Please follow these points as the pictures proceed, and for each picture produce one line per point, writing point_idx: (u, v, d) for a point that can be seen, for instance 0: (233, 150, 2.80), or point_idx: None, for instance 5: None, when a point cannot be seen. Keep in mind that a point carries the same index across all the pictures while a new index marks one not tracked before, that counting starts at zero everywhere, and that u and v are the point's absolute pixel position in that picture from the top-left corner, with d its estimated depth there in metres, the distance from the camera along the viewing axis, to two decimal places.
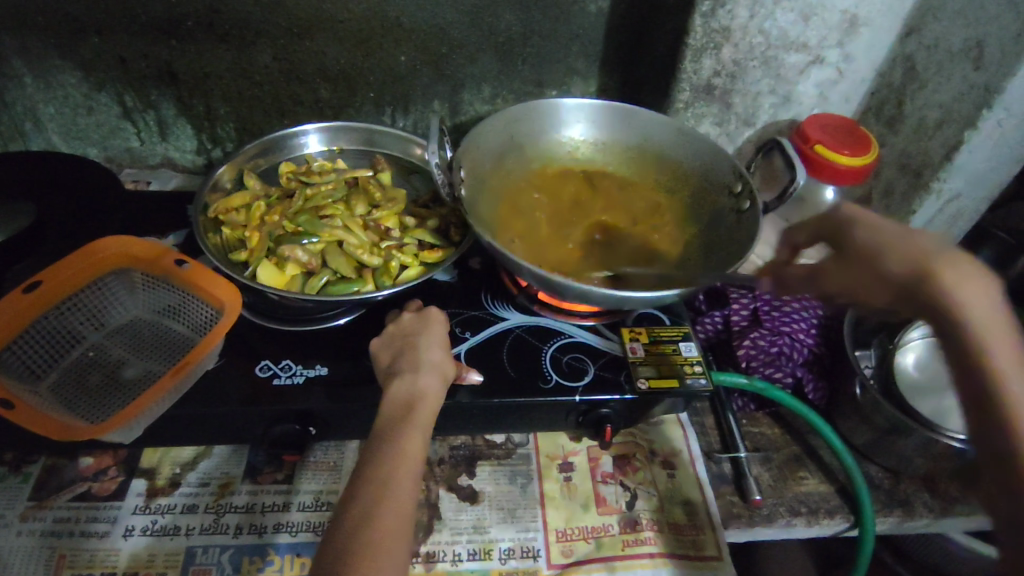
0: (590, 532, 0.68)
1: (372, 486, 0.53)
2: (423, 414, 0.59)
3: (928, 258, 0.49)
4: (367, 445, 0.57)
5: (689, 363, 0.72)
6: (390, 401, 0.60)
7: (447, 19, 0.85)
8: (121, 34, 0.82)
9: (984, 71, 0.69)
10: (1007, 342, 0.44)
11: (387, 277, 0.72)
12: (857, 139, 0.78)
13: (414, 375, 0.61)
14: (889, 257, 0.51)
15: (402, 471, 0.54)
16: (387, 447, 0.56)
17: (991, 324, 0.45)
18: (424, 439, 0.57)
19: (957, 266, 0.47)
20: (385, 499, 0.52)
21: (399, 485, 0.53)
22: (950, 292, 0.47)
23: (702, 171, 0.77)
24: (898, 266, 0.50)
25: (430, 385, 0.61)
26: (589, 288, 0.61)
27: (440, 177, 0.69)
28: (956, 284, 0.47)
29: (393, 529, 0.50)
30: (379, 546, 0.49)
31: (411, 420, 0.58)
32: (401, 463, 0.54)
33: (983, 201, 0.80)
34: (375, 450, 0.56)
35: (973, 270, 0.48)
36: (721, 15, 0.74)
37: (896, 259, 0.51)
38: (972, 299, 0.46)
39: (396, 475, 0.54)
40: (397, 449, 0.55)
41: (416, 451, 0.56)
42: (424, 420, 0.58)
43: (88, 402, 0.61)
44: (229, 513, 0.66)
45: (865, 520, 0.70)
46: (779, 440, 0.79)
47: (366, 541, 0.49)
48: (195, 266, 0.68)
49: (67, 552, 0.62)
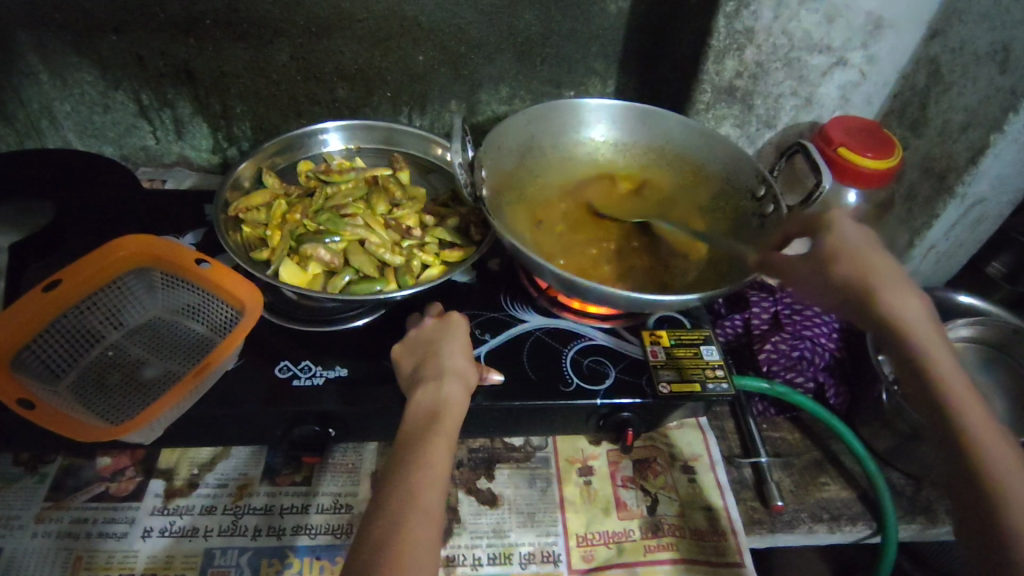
0: (611, 538, 0.67)
1: (397, 494, 0.52)
2: (448, 420, 0.58)
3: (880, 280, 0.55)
4: (393, 452, 0.57)
5: (711, 367, 0.71)
6: (414, 410, 0.59)
7: (466, 18, 0.84)
8: (140, 31, 0.82)
9: (1011, 74, 0.68)
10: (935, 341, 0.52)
11: (408, 276, 0.71)
12: (881, 142, 0.77)
13: (438, 382, 0.61)
14: (840, 269, 0.56)
15: (429, 478, 0.54)
16: (412, 455, 0.55)
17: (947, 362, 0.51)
18: (450, 445, 0.57)
19: (902, 294, 0.54)
20: (410, 508, 0.51)
21: (425, 493, 0.53)
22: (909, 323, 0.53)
23: (724, 174, 0.76)
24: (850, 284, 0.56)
25: (455, 392, 0.61)
26: (610, 290, 0.61)
27: (464, 178, 0.67)
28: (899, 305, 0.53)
29: (420, 539, 0.50)
30: (405, 553, 0.49)
31: (436, 428, 0.57)
32: (427, 471, 0.54)
33: (1007, 205, 0.79)
34: (398, 456, 0.56)
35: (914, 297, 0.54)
36: (746, 16, 0.73)
37: (847, 268, 0.56)
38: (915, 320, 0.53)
39: (422, 484, 0.53)
40: (422, 457, 0.55)
41: (442, 459, 0.56)
42: (450, 427, 0.58)
43: (108, 403, 0.61)
44: (247, 515, 0.65)
45: (888, 527, 0.69)
46: (799, 445, 0.78)
47: (396, 550, 0.49)
48: (214, 265, 0.67)
49: (85, 553, 0.61)
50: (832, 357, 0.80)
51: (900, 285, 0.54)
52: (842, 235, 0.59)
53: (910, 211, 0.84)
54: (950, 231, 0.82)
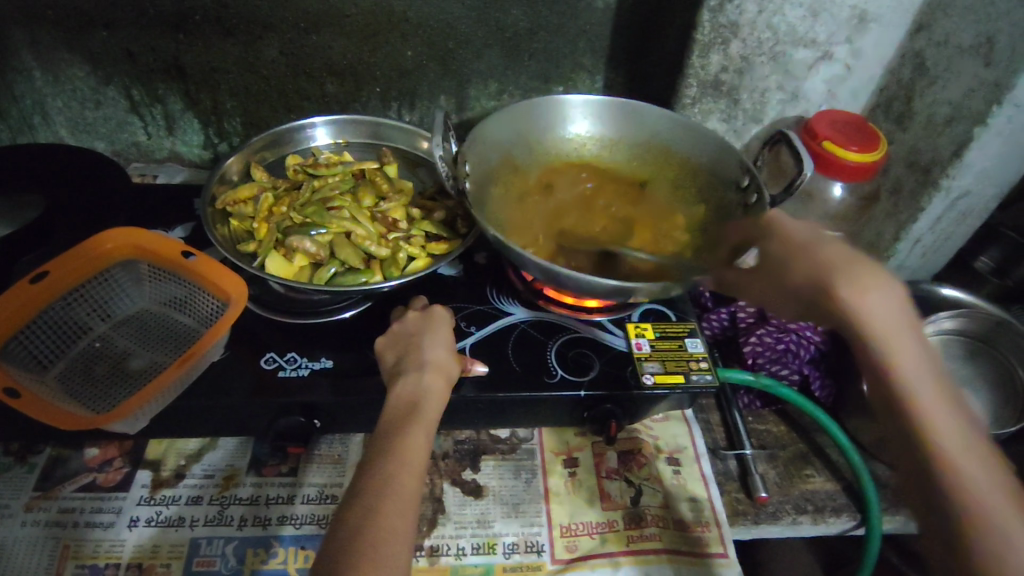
0: (595, 528, 0.67)
1: (372, 487, 0.53)
2: (428, 410, 0.59)
3: (833, 268, 0.56)
4: (373, 442, 0.57)
5: (695, 359, 0.72)
6: (395, 400, 0.60)
7: (453, 14, 0.85)
8: (129, 27, 0.83)
9: (995, 67, 0.68)
10: (902, 338, 0.51)
11: (394, 268, 0.71)
12: (866, 136, 0.77)
13: (419, 374, 0.62)
14: (814, 264, 0.58)
15: (406, 468, 0.54)
16: (392, 444, 0.56)
17: (909, 358, 0.51)
18: (429, 434, 0.58)
19: (861, 286, 0.54)
20: (385, 499, 0.52)
21: (401, 484, 0.53)
22: (864, 307, 0.53)
23: (710, 168, 0.77)
24: (811, 279, 0.57)
25: (436, 383, 0.61)
26: (593, 280, 0.61)
27: (445, 171, 0.67)
28: (861, 297, 0.53)
29: (396, 529, 0.51)
30: (381, 546, 0.49)
31: (416, 417, 0.58)
32: (404, 463, 0.54)
33: (992, 199, 0.79)
34: (378, 445, 0.57)
35: (877, 288, 0.54)
36: (730, 10, 0.73)
37: (806, 267, 0.58)
38: (879, 314, 0.53)
39: (399, 473, 0.54)
40: (399, 447, 0.56)
41: (421, 448, 0.56)
42: (430, 416, 0.59)
43: (94, 393, 0.62)
44: (233, 505, 0.66)
45: (872, 518, 0.70)
46: (784, 438, 0.78)
47: (370, 540, 0.49)
48: (201, 258, 0.68)
49: (72, 542, 0.62)
50: (817, 350, 0.80)
51: (872, 280, 0.54)
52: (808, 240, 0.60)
53: (895, 205, 0.83)
54: (935, 225, 0.82)
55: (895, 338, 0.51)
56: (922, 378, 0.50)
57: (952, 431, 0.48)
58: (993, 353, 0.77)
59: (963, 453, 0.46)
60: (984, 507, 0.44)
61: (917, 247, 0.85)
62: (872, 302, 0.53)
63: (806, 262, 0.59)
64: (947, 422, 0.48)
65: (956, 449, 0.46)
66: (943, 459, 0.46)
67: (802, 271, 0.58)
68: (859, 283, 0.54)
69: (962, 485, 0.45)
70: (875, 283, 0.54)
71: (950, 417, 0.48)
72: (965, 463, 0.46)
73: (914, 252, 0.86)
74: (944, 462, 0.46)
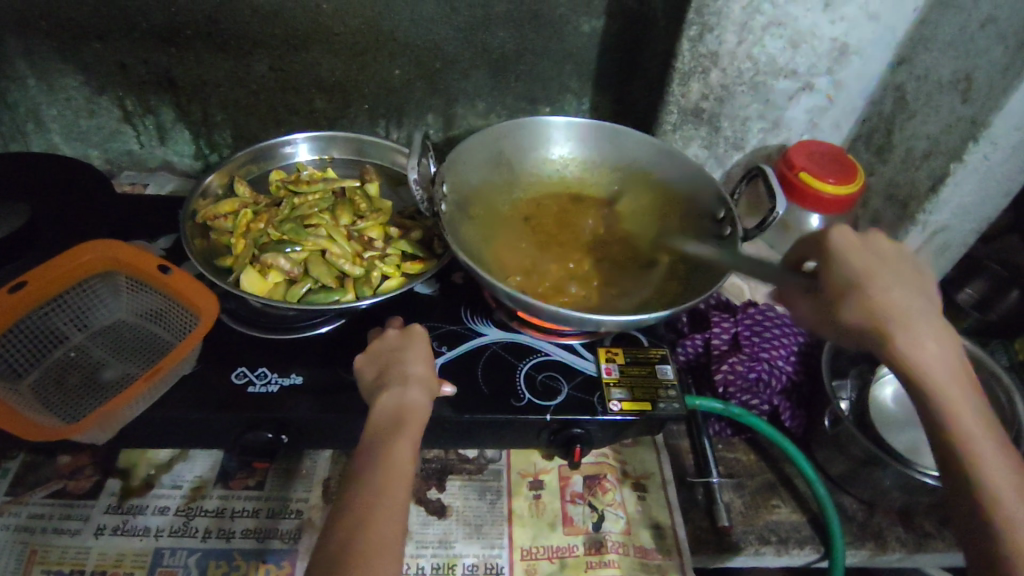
0: (555, 552, 0.68)
1: (362, 498, 0.54)
2: (413, 426, 0.60)
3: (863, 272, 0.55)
4: (358, 457, 0.58)
5: (664, 387, 0.72)
6: (378, 415, 0.61)
7: (440, 34, 0.86)
8: (122, 39, 0.84)
9: (972, 104, 0.68)
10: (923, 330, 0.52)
11: (367, 287, 0.72)
12: (844, 167, 0.78)
13: (403, 388, 0.62)
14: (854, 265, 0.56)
15: (393, 481, 0.56)
16: (379, 460, 0.57)
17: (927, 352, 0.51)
18: (413, 448, 0.59)
19: (913, 328, 0.52)
20: (375, 508, 0.54)
21: (390, 494, 0.55)
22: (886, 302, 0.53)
23: (688, 197, 0.77)
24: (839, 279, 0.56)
25: (419, 397, 0.62)
26: (564, 311, 0.62)
27: (420, 194, 0.68)
28: (883, 295, 0.53)
29: (387, 544, 0.52)
30: (375, 552, 0.51)
31: (402, 432, 0.59)
32: (391, 476, 0.56)
33: (971, 234, 0.78)
34: (362, 462, 0.58)
35: (929, 330, 0.52)
36: (709, 40, 0.74)
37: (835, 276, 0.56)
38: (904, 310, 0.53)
39: (390, 487, 0.55)
40: (384, 461, 0.57)
41: (408, 462, 0.58)
42: (416, 431, 0.60)
43: (67, 403, 0.63)
44: (199, 516, 0.67)
45: (835, 553, 0.69)
46: (753, 466, 0.78)
47: (363, 554, 0.51)
48: (177, 274, 0.69)
49: (39, 548, 0.63)
50: (789, 380, 0.80)
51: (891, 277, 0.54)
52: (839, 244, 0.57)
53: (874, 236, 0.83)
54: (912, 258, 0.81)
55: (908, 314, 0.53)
56: (966, 408, 0.49)
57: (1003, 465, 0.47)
58: None
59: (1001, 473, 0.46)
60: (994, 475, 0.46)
61: None
62: (913, 338, 0.52)
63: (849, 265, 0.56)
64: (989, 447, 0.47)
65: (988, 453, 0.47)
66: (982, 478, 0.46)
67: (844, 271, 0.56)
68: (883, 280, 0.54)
69: (991, 484, 0.46)
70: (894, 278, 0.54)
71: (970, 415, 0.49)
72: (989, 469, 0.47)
73: None
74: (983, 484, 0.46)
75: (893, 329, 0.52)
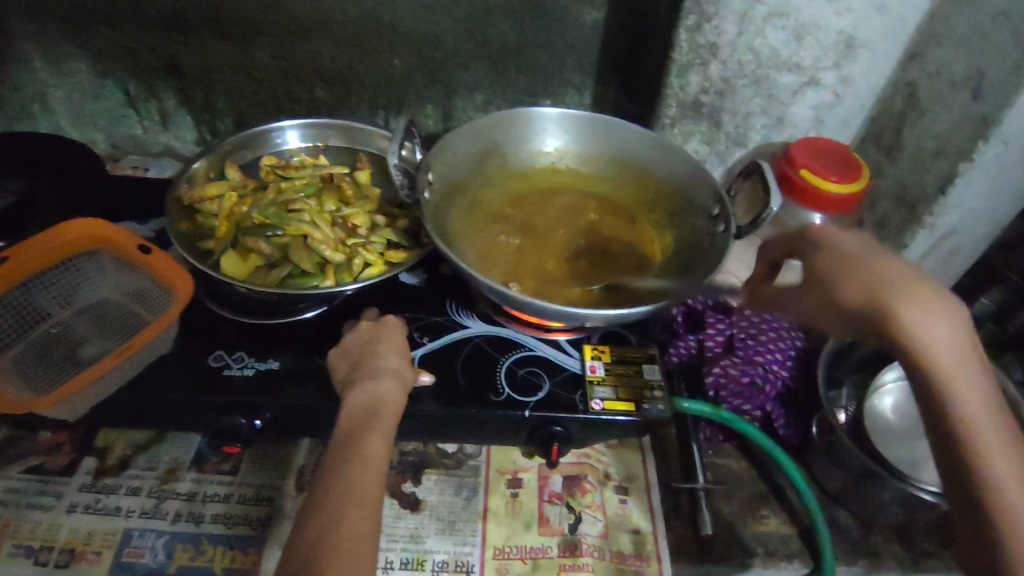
0: (529, 553, 0.66)
1: (336, 492, 0.53)
2: (384, 420, 0.59)
3: (887, 285, 0.51)
4: (328, 453, 0.57)
5: (649, 387, 0.69)
6: (351, 408, 0.60)
7: (440, 25, 0.85)
8: (125, 24, 0.85)
9: (984, 101, 0.64)
10: (956, 349, 0.48)
11: (347, 274, 0.71)
12: (847, 166, 0.75)
13: (373, 381, 0.61)
14: (867, 275, 0.53)
15: (366, 473, 0.55)
16: (348, 454, 0.56)
17: (953, 365, 0.47)
18: (386, 444, 0.58)
19: (920, 300, 0.49)
20: (350, 503, 0.53)
21: (363, 489, 0.54)
22: (911, 321, 0.49)
23: (682, 192, 0.74)
24: (855, 290, 0.52)
25: (390, 391, 0.61)
26: (545, 304, 0.59)
27: (400, 180, 0.66)
28: (921, 316, 0.49)
29: (358, 539, 0.51)
30: (347, 551, 0.50)
31: (372, 426, 0.58)
32: (363, 472, 0.55)
33: (983, 239, 0.77)
34: (333, 456, 0.57)
35: (937, 300, 0.49)
36: (708, 31, 0.71)
37: (855, 284, 0.53)
38: (937, 330, 0.48)
39: (360, 480, 0.54)
40: (357, 455, 0.56)
41: (380, 458, 0.57)
42: (386, 426, 0.59)
43: (43, 376, 0.63)
44: (170, 499, 0.66)
45: (825, 568, 0.66)
46: (744, 474, 0.75)
47: (332, 547, 0.49)
48: (155, 254, 0.70)
49: (11, 522, 0.64)
50: (784, 387, 0.77)
51: (926, 296, 0.49)
52: (855, 247, 0.56)
53: (880, 240, 0.80)
54: (920, 263, 0.78)
55: (934, 334, 0.48)
56: (992, 432, 0.45)
57: (999, 435, 0.45)
58: None
59: (997, 447, 0.45)
60: (1017, 511, 0.43)
61: None
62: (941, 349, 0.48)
63: (858, 276, 0.53)
64: (984, 416, 0.46)
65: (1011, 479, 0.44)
66: (979, 453, 0.45)
67: (853, 283, 0.53)
68: (918, 302, 0.49)
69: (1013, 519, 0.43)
70: (926, 295, 0.50)
71: (999, 440, 0.45)
72: (1015, 500, 0.43)
73: None
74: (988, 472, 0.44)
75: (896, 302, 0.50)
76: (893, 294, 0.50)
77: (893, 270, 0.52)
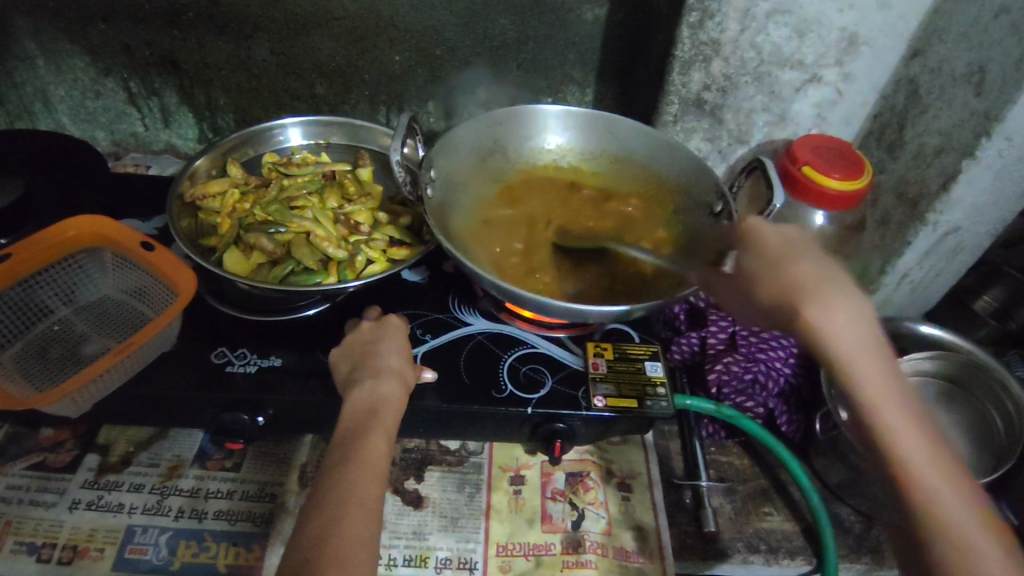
0: (532, 550, 0.66)
1: (337, 489, 0.53)
2: (386, 417, 0.59)
3: (798, 290, 0.47)
4: (330, 449, 0.57)
5: (652, 384, 0.69)
6: (353, 405, 0.60)
7: (440, 20, 0.85)
8: (125, 21, 0.85)
9: (986, 97, 0.64)
10: (869, 361, 0.43)
11: (349, 271, 0.72)
12: (851, 162, 0.74)
13: (376, 379, 0.61)
14: (793, 273, 0.49)
15: (369, 469, 0.55)
16: (351, 450, 0.56)
17: (869, 375, 0.43)
18: (388, 442, 0.58)
19: (825, 298, 0.46)
20: (353, 499, 0.53)
21: (364, 486, 0.54)
22: (826, 332, 0.45)
23: (685, 190, 0.74)
24: (774, 297, 0.49)
25: (392, 388, 0.61)
26: (547, 301, 0.59)
27: (402, 176, 0.66)
28: (822, 324, 0.45)
29: (360, 536, 0.51)
30: (348, 548, 0.50)
31: (374, 423, 0.58)
32: (365, 469, 0.55)
33: (986, 237, 0.75)
34: (336, 453, 0.57)
35: (842, 297, 0.46)
36: (710, 27, 0.71)
37: (768, 289, 0.49)
38: (846, 340, 0.44)
39: (363, 477, 0.54)
40: (359, 451, 0.56)
41: (381, 454, 0.57)
42: (389, 424, 0.59)
43: (44, 373, 0.63)
44: (173, 496, 0.66)
45: (828, 564, 0.66)
46: (746, 471, 0.75)
47: (335, 543, 0.49)
48: (158, 250, 0.68)
49: (13, 519, 0.64)
50: (787, 384, 0.77)
51: (836, 297, 0.46)
52: (768, 253, 0.51)
53: (883, 237, 0.80)
54: (923, 260, 0.78)
55: (847, 344, 0.44)
56: (914, 449, 0.41)
57: (924, 453, 0.41)
58: (968, 398, 0.75)
59: (929, 468, 0.41)
60: (954, 534, 0.39)
61: (905, 283, 0.82)
62: (846, 356, 0.44)
63: (784, 272, 0.49)
64: (909, 430, 0.42)
65: (941, 497, 0.40)
66: (904, 473, 0.41)
67: (775, 283, 0.49)
68: (822, 307, 0.45)
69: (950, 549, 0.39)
70: (841, 300, 0.45)
71: (922, 454, 0.41)
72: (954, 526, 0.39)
73: (902, 287, 0.82)
74: (920, 501, 0.40)
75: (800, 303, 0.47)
76: (808, 297, 0.46)
77: (831, 284, 0.47)
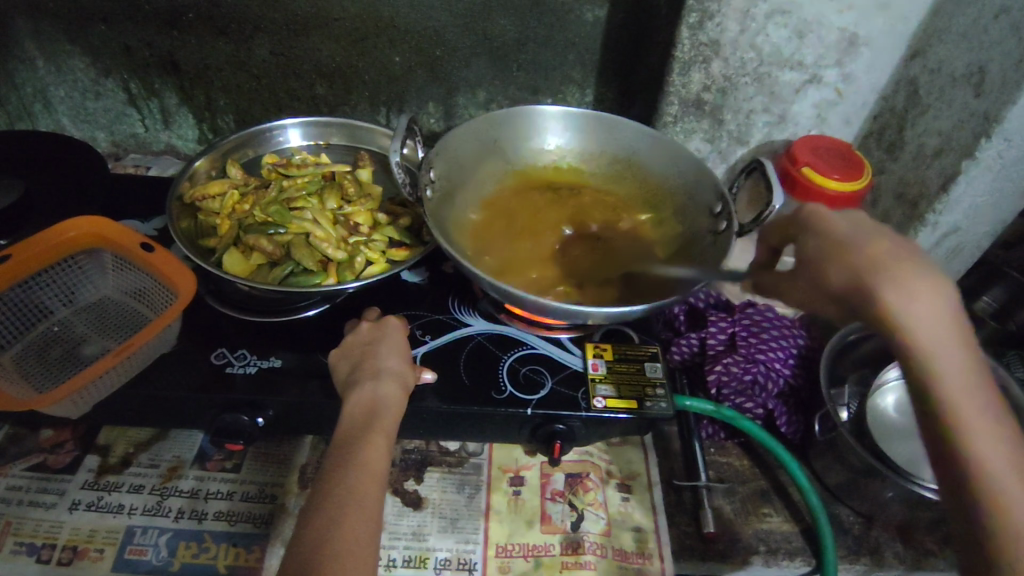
0: (531, 550, 0.66)
1: (338, 490, 0.53)
2: (384, 419, 0.59)
3: (873, 269, 0.45)
4: (330, 450, 0.57)
5: (651, 385, 0.69)
6: (352, 406, 0.60)
7: (440, 21, 0.85)
8: (126, 22, 0.85)
9: (986, 98, 0.64)
10: (950, 346, 0.43)
11: (349, 272, 0.72)
12: (850, 164, 0.74)
13: (375, 380, 0.61)
14: (859, 260, 0.46)
15: (368, 470, 0.55)
16: (350, 451, 0.56)
17: (948, 366, 0.43)
18: (387, 444, 0.58)
19: (911, 284, 0.44)
20: (352, 500, 0.53)
21: (364, 487, 0.54)
22: (906, 315, 0.43)
23: (684, 191, 0.74)
24: (839, 277, 0.47)
25: (391, 389, 0.61)
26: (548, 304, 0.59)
27: (402, 178, 0.65)
28: (905, 309, 0.43)
29: (359, 537, 0.51)
30: (348, 549, 0.50)
31: (374, 424, 0.58)
32: (365, 470, 0.55)
33: (985, 237, 0.75)
34: (335, 454, 0.57)
35: (926, 281, 0.44)
36: (710, 28, 0.71)
37: (842, 265, 0.47)
38: (929, 326, 0.43)
39: (362, 478, 0.54)
40: (359, 452, 0.56)
41: (381, 455, 0.57)
42: (387, 425, 0.59)
43: (45, 374, 0.63)
44: (172, 496, 0.66)
45: (828, 565, 0.66)
46: (746, 472, 0.75)
47: (335, 544, 0.49)
48: (158, 251, 0.68)
49: (13, 520, 0.64)
50: (786, 385, 0.77)
51: (918, 282, 0.44)
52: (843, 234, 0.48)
53: None
54: None
55: (932, 333, 0.43)
56: (990, 447, 0.41)
57: (1001, 447, 0.41)
58: None
59: (1003, 460, 0.41)
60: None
61: None
62: (935, 354, 0.43)
63: (852, 258, 0.47)
64: (987, 427, 0.42)
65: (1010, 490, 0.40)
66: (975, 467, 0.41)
67: (844, 265, 0.47)
68: (902, 290, 0.44)
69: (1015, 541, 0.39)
70: (929, 286, 0.44)
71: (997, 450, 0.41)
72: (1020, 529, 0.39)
73: None
74: (995, 500, 0.40)
75: (880, 286, 0.45)
76: (882, 277, 0.45)
77: (913, 267, 0.44)
